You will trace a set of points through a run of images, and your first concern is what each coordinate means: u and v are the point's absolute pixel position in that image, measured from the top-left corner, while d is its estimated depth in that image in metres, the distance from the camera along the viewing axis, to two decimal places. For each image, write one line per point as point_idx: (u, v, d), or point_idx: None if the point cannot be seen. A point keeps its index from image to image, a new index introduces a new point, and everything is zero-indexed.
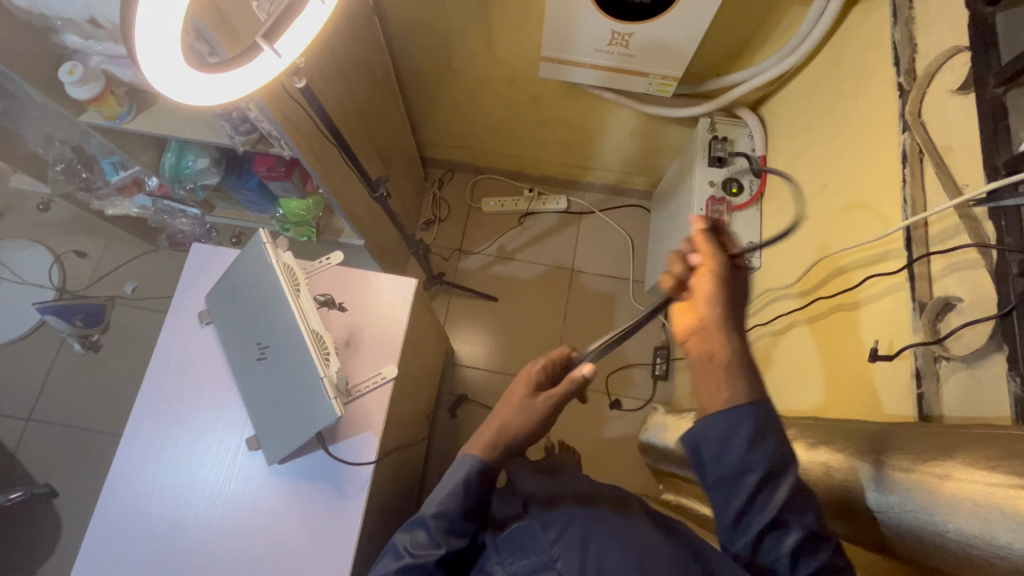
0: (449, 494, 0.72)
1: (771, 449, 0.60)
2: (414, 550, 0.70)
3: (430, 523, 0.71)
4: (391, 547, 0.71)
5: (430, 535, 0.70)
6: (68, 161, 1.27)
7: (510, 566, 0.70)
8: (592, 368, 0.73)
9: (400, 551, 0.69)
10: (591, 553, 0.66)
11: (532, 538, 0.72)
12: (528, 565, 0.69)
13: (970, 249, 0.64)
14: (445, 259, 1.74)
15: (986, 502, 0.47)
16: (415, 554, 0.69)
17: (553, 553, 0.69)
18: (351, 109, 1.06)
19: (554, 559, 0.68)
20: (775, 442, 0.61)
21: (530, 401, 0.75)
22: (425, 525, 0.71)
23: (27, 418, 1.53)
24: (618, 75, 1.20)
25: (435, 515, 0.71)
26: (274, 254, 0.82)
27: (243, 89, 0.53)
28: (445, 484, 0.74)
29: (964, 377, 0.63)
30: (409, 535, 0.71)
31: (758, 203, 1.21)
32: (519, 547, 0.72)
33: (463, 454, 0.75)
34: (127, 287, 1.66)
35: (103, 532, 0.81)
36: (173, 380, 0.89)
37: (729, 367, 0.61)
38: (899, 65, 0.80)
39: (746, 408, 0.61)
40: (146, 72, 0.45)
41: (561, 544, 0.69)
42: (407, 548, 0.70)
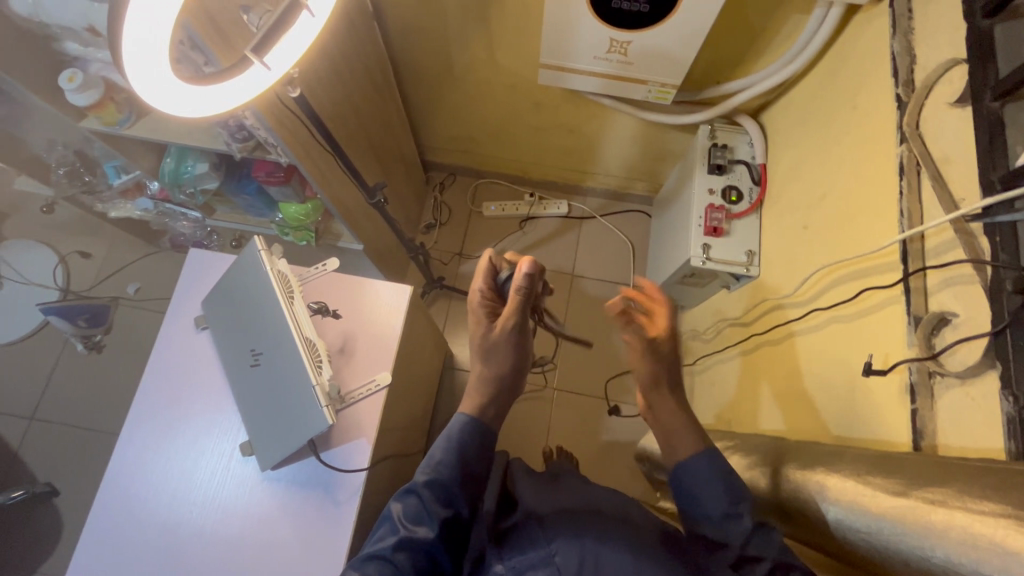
0: (441, 459, 0.71)
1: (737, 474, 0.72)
2: (409, 522, 0.67)
3: (422, 491, 0.69)
4: (386, 521, 0.68)
5: (424, 504, 0.68)
6: (71, 164, 1.29)
7: (509, 561, 0.66)
8: (524, 268, 0.69)
9: (396, 523, 0.66)
10: (588, 550, 0.63)
11: (530, 536, 0.69)
12: (526, 560, 0.65)
13: (965, 265, 0.64)
14: (444, 263, 1.74)
15: (970, 528, 0.46)
16: (408, 525, 0.66)
17: (552, 548, 0.65)
18: (350, 115, 1.06)
19: (553, 554, 0.64)
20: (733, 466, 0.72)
21: (489, 338, 0.73)
22: (418, 493, 0.69)
23: (30, 417, 1.54)
24: (617, 82, 1.20)
25: (427, 483, 0.69)
26: (268, 261, 0.82)
27: (233, 100, 0.54)
28: (436, 451, 0.72)
29: (958, 394, 0.63)
30: (401, 504, 0.68)
31: (757, 211, 1.21)
32: (519, 544, 0.68)
33: (455, 415, 0.75)
34: (130, 288, 1.67)
35: (97, 536, 0.81)
36: (168, 385, 0.90)
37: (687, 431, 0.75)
38: (898, 76, 0.79)
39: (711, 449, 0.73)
40: (136, 87, 0.46)
41: (559, 539, 0.65)
42: (402, 519, 0.67)
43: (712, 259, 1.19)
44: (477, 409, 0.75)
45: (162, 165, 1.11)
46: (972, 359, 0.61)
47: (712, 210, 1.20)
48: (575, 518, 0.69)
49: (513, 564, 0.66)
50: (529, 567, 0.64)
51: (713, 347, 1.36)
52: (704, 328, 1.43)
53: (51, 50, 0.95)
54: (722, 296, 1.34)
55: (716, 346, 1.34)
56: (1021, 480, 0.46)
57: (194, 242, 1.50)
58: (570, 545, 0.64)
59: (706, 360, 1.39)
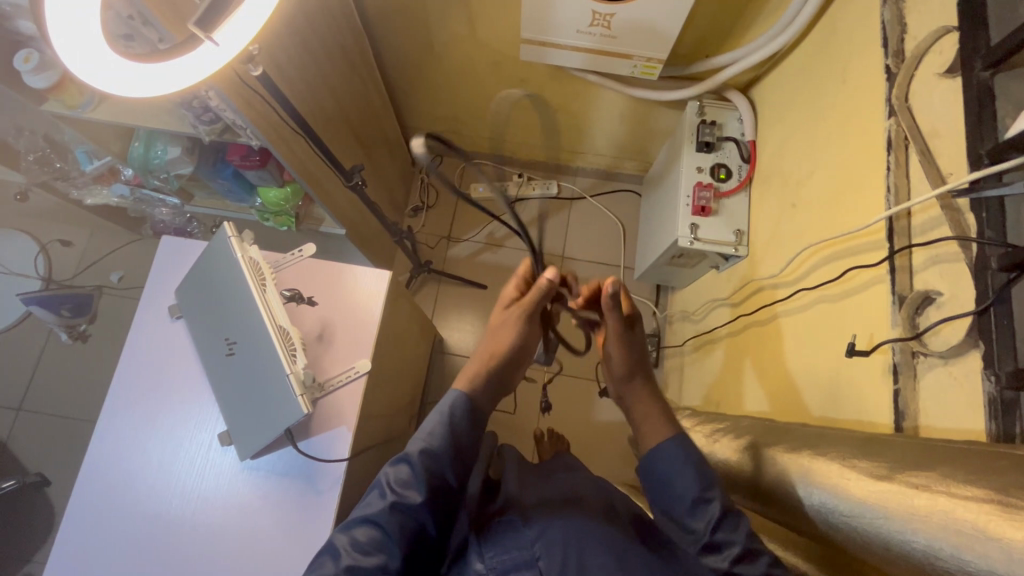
0: (435, 429, 0.69)
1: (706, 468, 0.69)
2: (398, 487, 0.66)
3: (415, 461, 0.66)
4: (377, 484, 0.67)
5: (415, 474, 0.66)
6: (42, 150, 1.25)
7: (490, 560, 0.65)
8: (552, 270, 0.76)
9: (385, 488, 0.65)
10: (573, 550, 0.63)
11: (514, 533, 0.67)
12: (509, 561, 0.64)
13: (951, 243, 0.62)
14: (432, 246, 1.71)
15: (954, 512, 0.45)
16: (398, 492, 0.65)
17: (535, 552, 0.64)
18: (325, 96, 1.03)
19: (536, 557, 0.63)
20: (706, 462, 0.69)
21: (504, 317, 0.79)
22: (410, 462, 0.67)
23: (18, 408, 1.53)
24: (601, 57, 1.17)
25: (421, 452, 0.67)
26: (240, 248, 0.80)
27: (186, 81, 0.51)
28: (432, 421, 0.70)
29: (941, 374, 0.62)
30: (394, 470, 0.67)
31: (747, 189, 1.18)
32: (501, 543, 0.67)
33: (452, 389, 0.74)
34: (114, 276, 1.64)
35: (75, 528, 0.80)
36: (144, 376, 0.88)
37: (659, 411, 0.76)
38: (888, 46, 0.76)
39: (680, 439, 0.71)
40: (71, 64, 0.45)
41: (542, 541, 0.64)
42: (391, 485, 0.66)
43: (700, 238, 1.18)
44: (472, 381, 0.74)
45: (133, 149, 1.08)
46: (956, 339, 0.60)
47: (700, 189, 1.18)
48: (558, 514, 0.68)
49: (493, 564, 0.64)
50: (513, 567, 0.64)
51: (702, 328, 1.35)
52: (693, 309, 1.42)
53: (7, 29, 0.91)
54: (711, 277, 1.33)
55: (705, 326, 1.33)
56: (1006, 466, 0.45)
57: (175, 229, 1.47)
58: (554, 545, 0.63)
59: (696, 341, 1.38)
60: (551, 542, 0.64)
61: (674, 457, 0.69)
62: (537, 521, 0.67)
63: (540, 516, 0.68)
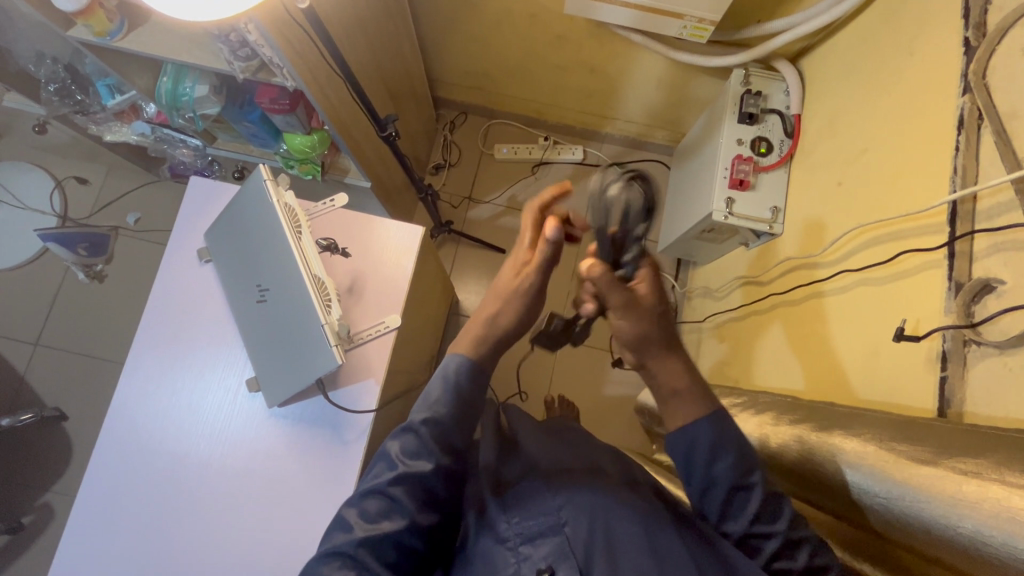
0: (438, 401, 0.66)
1: (733, 461, 0.62)
2: (406, 459, 0.64)
3: (420, 433, 0.65)
4: (383, 454, 0.65)
5: (421, 443, 0.64)
6: (62, 80, 1.21)
7: (516, 526, 0.64)
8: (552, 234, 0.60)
9: (393, 459, 0.64)
10: (600, 521, 0.62)
11: (537, 497, 0.66)
12: (534, 527, 0.63)
13: (1021, 230, 0.59)
14: (453, 207, 1.68)
15: (1011, 502, 0.44)
16: (407, 463, 0.64)
17: (561, 517, 0.63)
18: (360, 40, 0.99)
19: (562, 523, 0.62)
20: (735, 452, 0.62)
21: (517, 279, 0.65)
22: (414, 431, 0.65)
23: (35, 342, 1.54)
24: (651, 16, 1.11)
25: (425, 422, 0.65)
26: (275, 193, 0.78)
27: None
28: (433, 388, 0.67)
29: (994, 364, 0.60)
30: (399, 443, 0.65)
31: (786, 165, 1.15)
32: (524, 506, 0.66)
33: (449, 355, 0.68)
34: (130, 217, 1.62)
35: (105, 462, 0.82)
36: (172, 318, 0.88)
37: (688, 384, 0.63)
38: (968, 18, 0.72)
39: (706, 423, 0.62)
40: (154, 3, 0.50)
41: (569, 508, 0.64)
42: (398, 456, 0.64)
43: (734, 213, 1.15)
44: (473, 349, 0.67)
45: (160, 85, 1.04)
46: (1016, 330, 0.58)
47: (739, 162, 1.15)
48: (582, 481, 0.67)
49: (520, 531, 0.63)
50: (536, 534, 0.63)
51: (725, 305, 1.33)
52: (717, 286, 1.40)
53: None
54: (738, 254, 1.30)
55: (727, 305, 1.32)
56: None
57: (194, 172, 1.44)
58: (579, 512, 0.63)
59: (716, 318, 1.37)
60: (577, 510, 0.63)
61: (699, 446, 0.62)
62: (561, 488, 0.66)
63: (564, 483, 0.67)
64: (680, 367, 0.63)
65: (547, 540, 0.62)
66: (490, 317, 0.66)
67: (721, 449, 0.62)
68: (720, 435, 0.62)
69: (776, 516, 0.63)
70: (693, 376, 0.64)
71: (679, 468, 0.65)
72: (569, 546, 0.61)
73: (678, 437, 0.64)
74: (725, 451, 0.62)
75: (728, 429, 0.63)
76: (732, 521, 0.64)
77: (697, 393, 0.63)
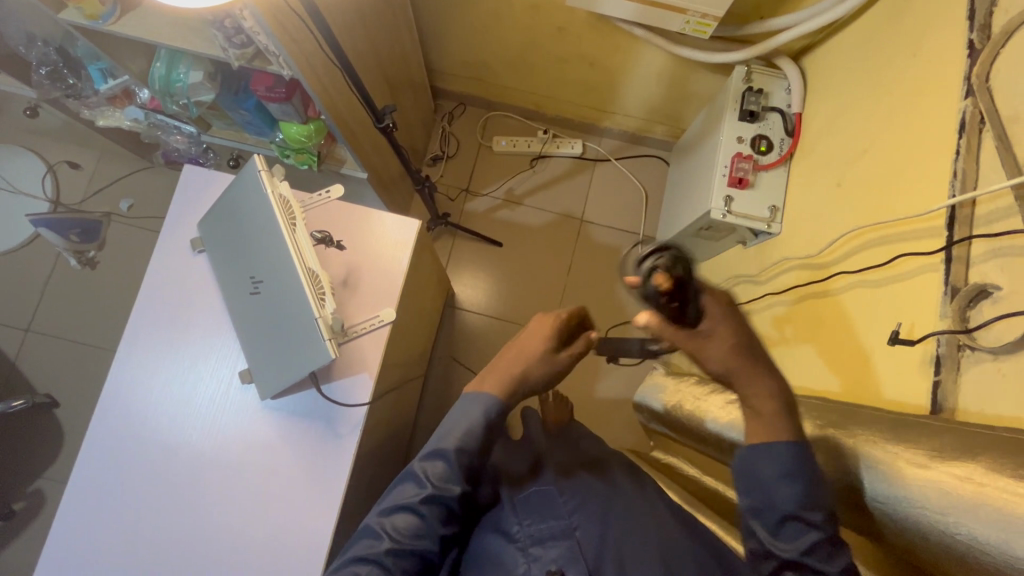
0: (475, 425, 0.68)
1: (807, 489, 0.59)
2: (436, 481, 0.67)
3: (453, 457, 0.67)
4: (411, 475, 0.68)
5: (451, 469, 0.67)
6: (53, 63, 1.18)
7: (528, 528, 0.65)
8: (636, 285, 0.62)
9: (423, 481, 0.66)
10: (611, 528, 0.64)
11: (549, 503, 0.68)
12: (546, 530, 0.65)
13: (1020, 236, 0.59)
14: (450, 199, 1.67)
15: (1005, 508, 0.44)
16: (438, 485, 0.66)
17: (573, 522, 0.65)
18: (357, 28, 0.97)
19: (574, 527, 0.64)
20: (813, 484, 0.60)
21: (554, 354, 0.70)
22: (445, 457, 0.67)
23: (26, 328, 1.53)
24: (654, 10, 1.09)
25: (457, 451, 0.67)
26: (270, 184, 0.77)
27: None
28: (462, 417, 0.69)
29: (988, 369, 0.60)
30: (430, 464, 0.67)
31: (786, 164, 1.14)
32: (536, 509, 0.67)
33: (471, 394, 0.70)
34: (123, 204, 1.60)
35: (96, 452, 0.81)
36: (165, 308, 0.87)
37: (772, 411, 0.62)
38: (973, 19, 0.71)
39: (791, 441, 0.61)
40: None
41: (580, 513, 0.66)
42: (429, 478, 0.67)
43: (732, 212, 1.14)
44: (500, 393, 0.69)
45: (153, 70, 1.02)
46: (1010, 336, 0.58)
47: (738, 160, 1.14)
48: (593, 489, 0.70)
49: (531, 532, 0.65)
50: (548, 536, 0.64)
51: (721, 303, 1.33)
52: (714, 283, 1.40)
53: None
54: (736, 252, 1.30)
55: (723, 303, 1.32)
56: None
57: (189, 159, 1.42)
58: (590, 518, 0.65)
59: None
60: (587, 516, 0.66)
61: (770, 462, 0.61)
62: (573, 493, 0.69)
63: (576, 488, 0.70)
64: (775, 396, 0.62)
65: (557, 543, 0.63)
66: (514, 373, 0.69)
67: (798, 473, 0.60)
68: (803, 459, 0.60)
69: (829, 556, 0.58)
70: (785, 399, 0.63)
71: (744, 478, 0.63)
72: (579, 549, 0.62)
73: (752, 450, 0.62)
74: (804, 477, 0.59)
75: (813, 463, 0.61)
76: (780, 547, 0.59)
77: (783, 414, 0.62)
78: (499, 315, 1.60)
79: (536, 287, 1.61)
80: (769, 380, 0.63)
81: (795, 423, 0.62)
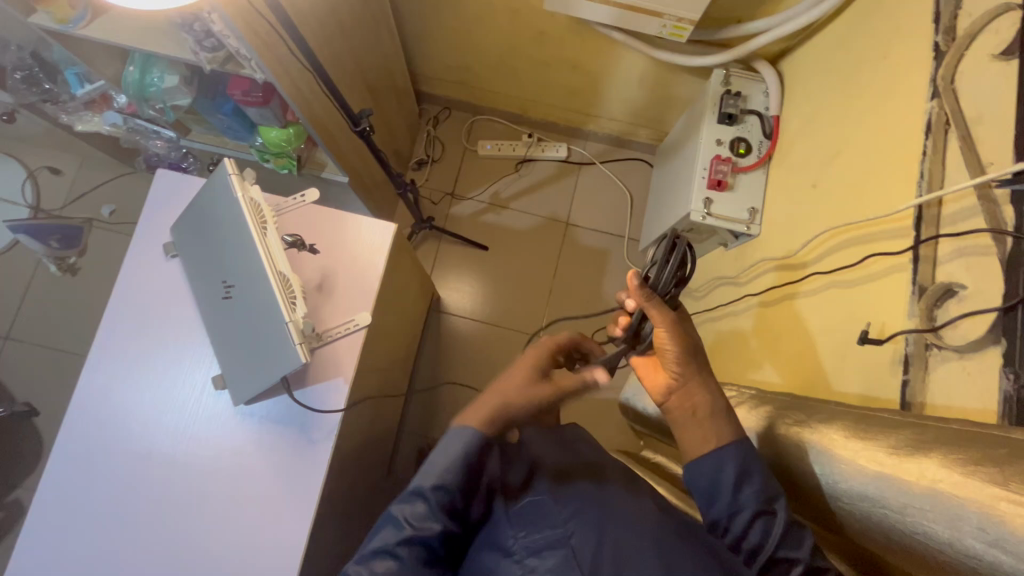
0: (449, 466, 0.67)
1: (761, 486, 0.63)
2: (414, 522, 0.66)
3: (429, 496, 0.67)
4: (390, 517, 0.67)
5: (429, 508, 0.67)
6: (28, 68, 1.18)
7: (524, 540, 0.64)
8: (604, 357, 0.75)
9: (400, 523, 0.66)
10: (607, 532, 0.62)
11: (545, 512, 0.66)
12: (541, 540, 0.64)
13: (983, 235, 0.60)
14: (435, 203, 1.67)
15: (954, 505, 0.45)
16: (416, 526, 0.66)
17: (568, 529, 0.63)
18: (333, 32, 0.97)
19: (569, 535, 0.63)
20: (763, 478, 0.64)
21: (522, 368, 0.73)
22: (423, 497, 0.67)
23: (5, 337, 1.51)
24: (631, 14, 1.10)
25: (433, 488, 0.67)
26: (241, 188, 0.76)
27: None
28: (441, 454, 0.69)
29: (954, 368, 0.61)
30: (408, 506, 0.67)
31: (765, 166, 1.15)
32: (532, 520, 0.66)
33: (456, 427, 0.70)
34: (104, 210, 1.59)
35: (63, 461, 0.80)
36: (138, 314, 0.86)
37: (712, 416, 0.67)
38: (939, 22, 0.72)
39: (733, 449, 0.64)
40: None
41: (575, 520, 0.64)
42: (407, 519, 0.66)
43: (712, 214, 1.15)
44: (480, 422, 0.69)
45: (127, 74, 1.02)
46: (976, 334, 0.59)
47: (717, 162, 1.14)
48: (585, 492, 0.68)
49: (526, 544, 0.64)
50: (545, 546, 0.63)
51: (704, 305, 1.34)
52: (697, 285, 1.41)
53: None
54: (717, 254, 1.31)
55: (706, 305, 1.32)
56: (1006, 455, 0.44)
57: (170, 165, 1.41)
58: (586, 524, 0.63)
59: (695, 318, 1.37)
60: (583, 522, 0.64)
61: (727, 466, 0.64)
62: (569, 500, 0.67)
63: (571, 495, 0.68)
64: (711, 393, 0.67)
65: (553, 552, 0.62)
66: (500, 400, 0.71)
67: (747, 473, 0.63)
68: (746, 457, 0.64)
69: (798, 543, 0.62)
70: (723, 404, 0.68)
71: (704, 491, 0.65)
72: (576, 557, 0.61)
73: (696, 461, 0.66)
74: (754, 474, 0.63)
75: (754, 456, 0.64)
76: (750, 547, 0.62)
77: (722, 421, 0.66)
78: (484, 319, 1.59)
79: (521, 290, 1.61)
80: (703, 382, 0.67)
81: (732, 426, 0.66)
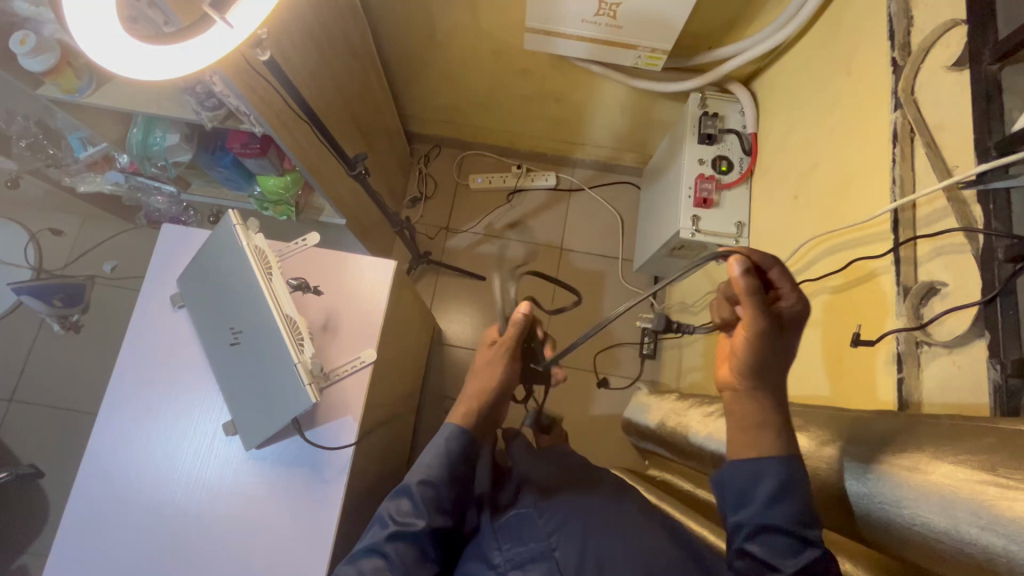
0: (434, 462, 0.72)
1: (797, 509, 0.56)
2: (401, 518, 0.70)
3: (415, 492, 0.70)
4: (379, 517, 0.71)
5: (415, 504, 0.70)
6: (34, 136, 1.23)
7: (507, 553, 0.67)
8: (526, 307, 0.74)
9: (387, 520, 0.70)
10: (590, 546, 0.65)
11: (528, 526, 0.70)
12: (525, 553, 0.67)
13: (956, 233, 0.63)
14: (431, 237, 1.71)
15: (946, 494, 0.46)
16: (401, 521, 0.69)
17: (551, 543, 0.66)
18: (326, 84, 1.02)
19: (552, 548, 0.66)
20: (803, 501, 0.56)
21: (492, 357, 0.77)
22: (410, 493, 0.71)
23: (10, 399, 1.51)
24: (607, 47, 1.16)
25: (419, 483, 0.71)
26: (245, 236, 0.79)
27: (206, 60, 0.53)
28: (428, 453, 0.73)
29: (945, 362, 0.63)
30: (395, 503, 0.71)
31: (747, 181, 1.19)
32: (516, 534, 0.69)
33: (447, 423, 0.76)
34: (106, 266, 1.62)
35: (77, 521, 0.80)
36: (148, 365, 0.87)
37: (761, 426, 0.59)
38: (894, 39, 0.76)
39: (784, 461, 0.57)
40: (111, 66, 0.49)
41: (559, 533, 0.67)
42: (393, 516, 0.70)
43: (701, 231, 1.18)
44: (465, 418, 0.75)
45: (131, 136, 1.06)
46: (961, 328, 0.61)
47: (701, 180, 1.19)
48: (576, 504, 0.71)
49: (509, 557, 0.67)
50: (528, 560, 0.66)
51: (700, 319, 1.36)
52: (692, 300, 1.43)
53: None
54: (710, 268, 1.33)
55: (703, 318, 1.34)
56: (994, 443, 0.46)
57: (171, 219, 1.45)
58: (570, 537, 0.66)
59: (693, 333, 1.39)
60: (568, 535, 0.67)
61: (765, 476, 0.57)
62: (553, 515, 0.70)
63: (556, 508, 0.70)
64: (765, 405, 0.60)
65: (536, 565, 0.65)
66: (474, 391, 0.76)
67: (786, 492, 0.56)
68: (790, 475, 0.57)
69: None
70: (780, 416, 0.60)
71: (733, 497, 0.59)
72: (558, 570, 0.64)
73: (728, 472, 0.60)
74: (794, 496, 0.56)
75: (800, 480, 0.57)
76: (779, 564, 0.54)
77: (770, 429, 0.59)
78: None
79: None
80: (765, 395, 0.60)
81: (786, 436, 0.59)
